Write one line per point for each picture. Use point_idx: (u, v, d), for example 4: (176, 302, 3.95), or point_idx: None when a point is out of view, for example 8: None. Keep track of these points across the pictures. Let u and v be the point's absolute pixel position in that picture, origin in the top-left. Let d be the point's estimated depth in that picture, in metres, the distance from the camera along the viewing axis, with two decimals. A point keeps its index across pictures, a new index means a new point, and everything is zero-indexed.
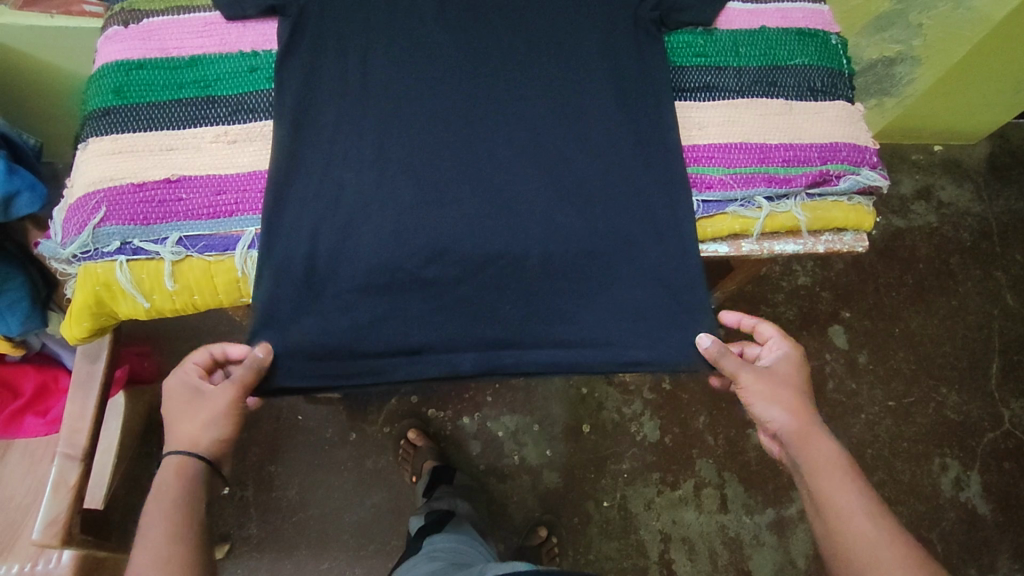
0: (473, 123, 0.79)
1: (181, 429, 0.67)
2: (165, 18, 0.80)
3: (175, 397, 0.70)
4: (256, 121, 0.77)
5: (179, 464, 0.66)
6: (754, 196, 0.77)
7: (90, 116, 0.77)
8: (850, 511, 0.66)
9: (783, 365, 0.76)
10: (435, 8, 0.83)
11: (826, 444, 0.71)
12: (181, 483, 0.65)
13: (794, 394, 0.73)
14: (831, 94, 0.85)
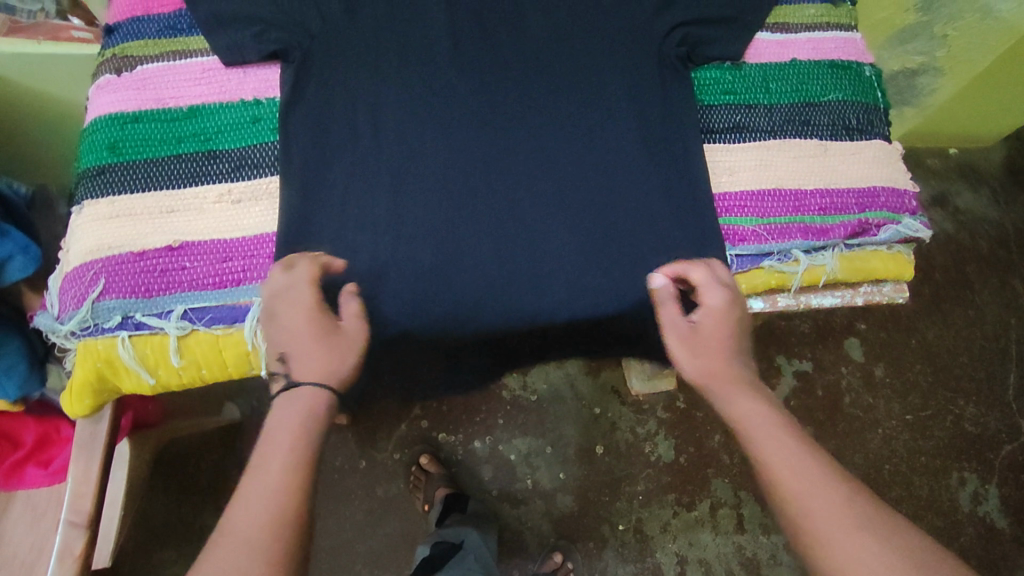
0: (491, 172, 0.75)
1: (323, 359, 0.60)
2: (162, 64, 0.76)
3: (283, 310, 0.61)
4: (262, 177, 0.72)
5: (301, 401, 0.58)
6: (790, 248, 0.72)
7: (85, 174, 0.72)
8: (801, 479, 0.57)
9: (725, 311, 0.67)
10: (447, 51, 0.79)
11: (762, 405, 0.63)
12: (304, 426, 0.57)
13: (725, 346, 0.66)
14: (867, 133, 0.80)
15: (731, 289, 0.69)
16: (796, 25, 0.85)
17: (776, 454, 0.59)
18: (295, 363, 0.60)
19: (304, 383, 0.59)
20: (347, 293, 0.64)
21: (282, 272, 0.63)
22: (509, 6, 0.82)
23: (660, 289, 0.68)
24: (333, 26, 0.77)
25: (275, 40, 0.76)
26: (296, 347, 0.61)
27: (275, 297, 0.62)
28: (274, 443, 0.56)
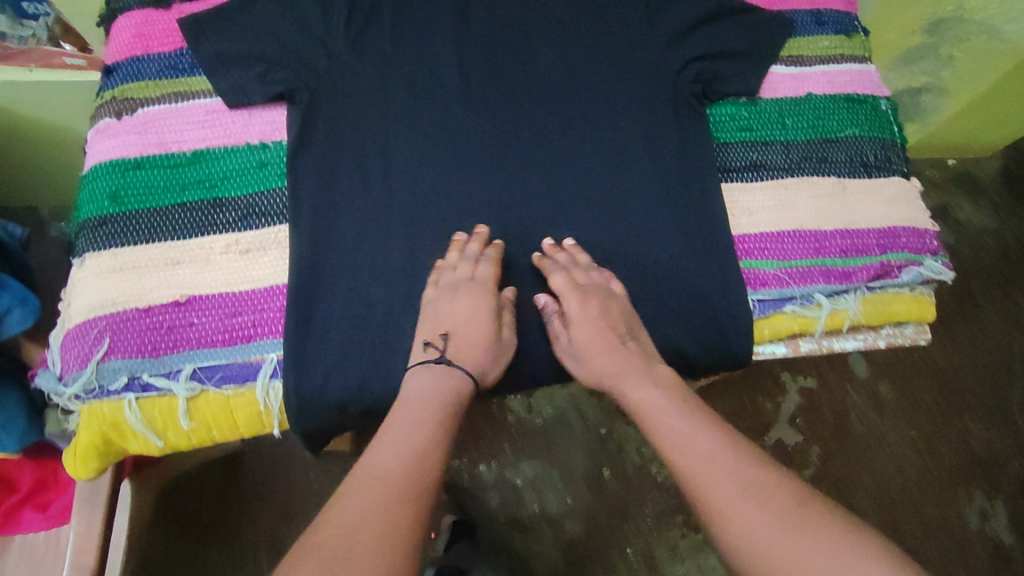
0: (506, 216, 0.73)
1: (484, 353, 0.66)
2: (164, 107, 0.74)
3: (465, 294, 0.66)
4: (270, 226, 0.70)
5: (451, 381, 0.62)
6: (813, 292, 0.71)
7: (85, 223, 0.69)
8: (688, 452, 0.58)
9: (586, 307, 0.67)
10: (458, 89, 0.78)
11: (648, 387, 0.64)
12: (453, 401, 0.61)
13: (606, 340, 0.67)
14: (886, 170, 0.79)
15: (595, 287, 0.69)
16: (811, 57, 0.84)
17: (667, 432, 0.60)
18: (457, 347, 0.65)
19: (464, 368, 0.63)
20: (507, 299, 0.70)
21: (471, 254, 0.69)
22: (519, 42, 0.81)
23: (558, 287, 0.68)
24: (342, 65, 0.76)
25: (282, 82, 0.74)
26: (464, 333, 0.65)
27: (461, 277, 0.67)
28: (421, 408, 0.59)
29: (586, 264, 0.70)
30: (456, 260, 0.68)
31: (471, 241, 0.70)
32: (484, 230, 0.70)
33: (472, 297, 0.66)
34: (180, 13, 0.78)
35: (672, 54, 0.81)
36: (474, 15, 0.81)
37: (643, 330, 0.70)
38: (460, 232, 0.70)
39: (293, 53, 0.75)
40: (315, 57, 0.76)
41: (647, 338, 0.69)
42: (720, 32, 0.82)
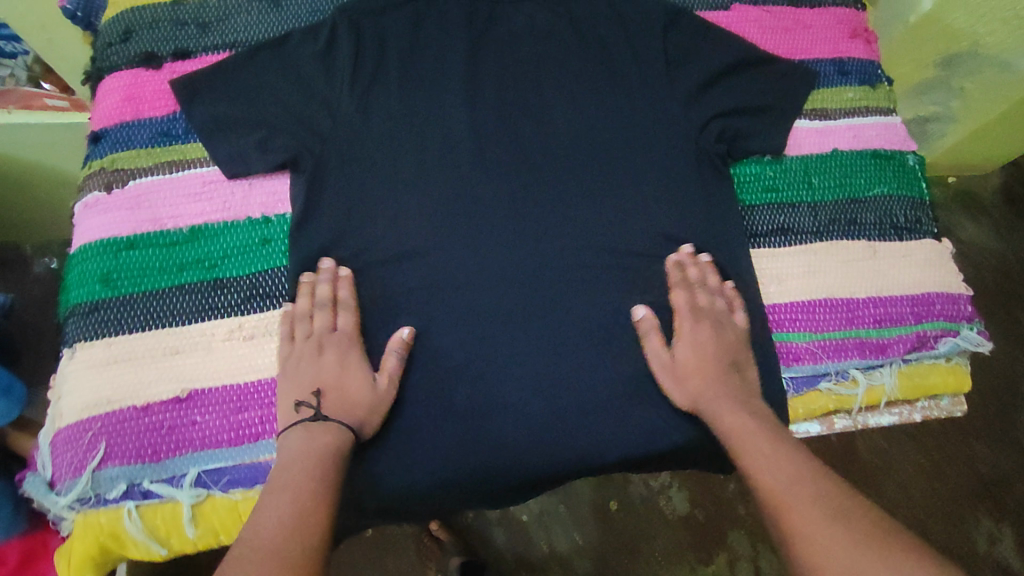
0: (524, 289, 0.69)
1: (335, 399, 0.60)
2: (157, 177, 0.69)
3: (329, 348, 0.63)
4: (276, 309, 0.66)
5: (319, 437, 0.57)
6: (848, 368, 0.69)
7: (74, 310, 0.64)
8: (776, 475, 0.56)
9: (696, 332, 0.67)
10: (469, 150, 0.74)
11: (741, 414, 0.62)
12: (325, 460, 0.55)
13: (712, 356, 0.66)
14: (916, 231, 0.76)
15: (715, 310, 0.68)
16: (836, 110, 0.81)
17: (751, 455, 0.58)
18: (328, 402, 0.60)
19: (328, 420, 0.58)
20: (399, 341, 0.65)
21: (688, 279, 0.69)
22: (532, 99, 0.77)
23: (679, 306, 0.68)
24: (348, 128, 0.72)
25: (284, 149, 0.69)
26: (337, 385, 0.61)
27: (316, 331, 0.63)
28: (286, 469, 0.54)
29: (715, 287, 0.69)
30: (306, 309, 0.64)
31: (337, 287, 0.66)
32: (330, 264, 0.66)
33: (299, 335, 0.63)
34: (173, 72, 0.73)
35: (691, 110, 0.77)
36: (485, 72, 0.78)
37: (751, 363, 0.67)
38: (306, 273, 0.66)
39: (297, 118, 0.71)
40: (319, 120, 0.72)
41: (753, 373, 0.66)
42: (740, 86, 0.79)
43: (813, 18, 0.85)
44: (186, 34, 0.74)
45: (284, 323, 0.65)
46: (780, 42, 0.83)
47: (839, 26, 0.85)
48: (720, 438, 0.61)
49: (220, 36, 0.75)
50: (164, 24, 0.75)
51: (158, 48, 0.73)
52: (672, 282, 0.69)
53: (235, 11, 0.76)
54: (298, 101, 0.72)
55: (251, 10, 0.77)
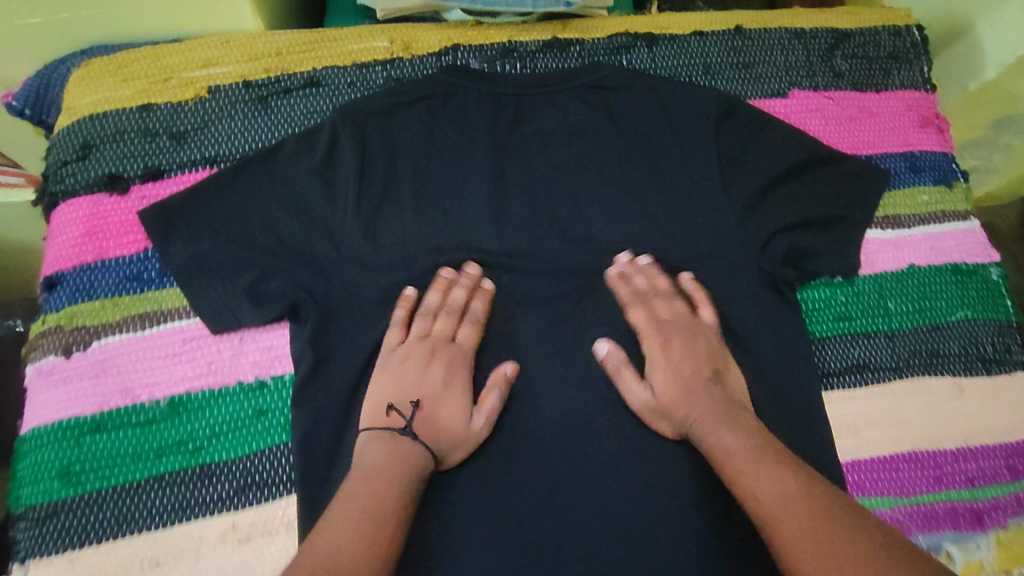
0: (570, 453, 0.58)
1: (431, 416, 0.56)
2: (126, 335, 0.57)
3: (439, 357, 0.59)
4: (274, 499, 0.55)
5: (405, 455, 0.52)
6: (941, 542, 0.60)
7: (24, 511, 0.53)
8: (770, 484, 0.50)
9: (669, 356, 0.60)
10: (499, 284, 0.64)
11: (732, 430, 0.54)
12: (411, 476, 0.51)
13: (686, 378, 0.59)
14: (1004, 363, 0.67)
15: (680, 322, 0.62)
16: (910, 218, 0.71)
17: (744, 480, 0.51)
18: (422, 417, 0.56)
19: (417, 439, 0.54)
20: (501, 376, 0.59)
21: (638, 291, 0.64)
22: (568, 214, 0.66)
23: (639, 324, 0.62)
24: (354, 261, 0.61)
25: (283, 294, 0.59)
26: (435, 403, 0.57)
27: (433, 334, 0.60)
28: (375, 483, 0.50)
29: (668, 288, 0.64)
30: (434, 306, 0.62)
31: (472, 300, 0.62)
32: (476, 271, 0.63)
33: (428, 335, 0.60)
34: (142, 198, 0.61)
35: (752, 223, 0.66)
36: (513, 182, 0.67)
37: (734, 371, 0.61)
38: (448, 268, 0.63)
39: (295, 253, 0.60)
40: (320, 254, 0.61)
41: (737, 379, 0.60)
42: (804, 192, 0.68)
43: (880, 103, 0.75)
44: (158, 148, 0.62)
45: (403, 326, 0.60)
46: (845, 135, 0.73)
47: (908, 113, 0.75)
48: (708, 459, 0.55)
49: (199, 149, 0.63)
50: (130, 136, 0.62)
51: (124, 169, 0.62)
52: (624, 298, 0.63)
53: (216, 116, 0.64)
54: (294, 231, 0.61)
55: (236, 114, 0.65)
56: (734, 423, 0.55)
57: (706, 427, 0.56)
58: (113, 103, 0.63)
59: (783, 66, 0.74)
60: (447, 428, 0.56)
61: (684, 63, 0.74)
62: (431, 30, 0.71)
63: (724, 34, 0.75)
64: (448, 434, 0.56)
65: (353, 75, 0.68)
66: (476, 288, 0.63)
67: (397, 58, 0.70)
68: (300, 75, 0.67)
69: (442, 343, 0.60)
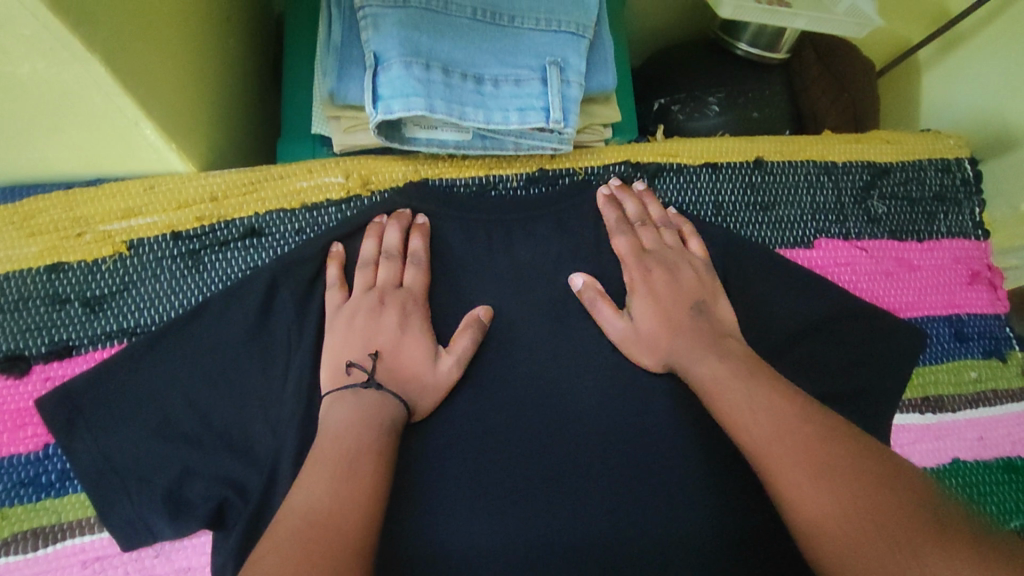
0: None
1: (397, 359, 0.51)
2: (13, 558, 0.49)
3: (391, 305, 0.53)
4: None
5: (370, 409, 0.47)
6: None
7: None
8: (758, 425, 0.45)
9: (652, 282, 0.56)
10: (466, 477, 0.50)
11: (721, 363, 0.50)
12: (383, 425, 0.47)
13: (670, 305, 0.55)
14: None
15: (664, 252, 0.57)
16: (953, 398, 0.61)
17: (732, 414, 0.46)
18: (383, 368, 0.50)
19: (381, 390, 0.49)
20: (474, 318, 0.54)
21: (628, 218, 0.59)
22: (555, 378, 0.53)
23: (622, 255, 0.57)
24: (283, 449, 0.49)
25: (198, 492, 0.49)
26: (396, 350, 0.51)
27: (379, 284, 0.54)
28: (339, 437, 0.45)
29: (660, 218, 0.60)
30: (372, 254, 0.56)
31: (411, 236, 0.56)
32: (408, 212, 0.57)
33: (372, 281, 0.55)
34: (46, 380, 0.53)
35: None
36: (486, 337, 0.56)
37: (722, 299, 0.56)
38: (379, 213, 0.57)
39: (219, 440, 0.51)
40: (251, 441, 0.51)
41: (727, 310, 0.56)
42: (826, 355, 0.59)
43: (923, 255, 0.64)
44: (68, 318, 0.54)
45: (343, 283, 0.55)
46: (881, 294, 0.62)
47: (955, 267, 0.64)
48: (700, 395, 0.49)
49: (116, 318, 0.54)
50: (36, 303, 0.54)
51: (26, 345, 0.53)
52: (609, 231, 0.59)
53: (138, 277, 0.55)
54: (223, 413, 0.52)
55: (161, 273, 0.56)
56: (720, 353, 0.51)
57: (692, 356, 0.51)
58: (17, 263, 0.55)
59: (809, 208, 0.63)
60: (415, 372, 0.51)
61: (692, 200, 0.62)
62: (395, 161, 0.60)
63: (741, 167, 0.63)
64: (417, 376, 0.51)
65: (301, 220, 0.58)
66: (411, 227, 0.57)
67: (354, 196, 0.59)
68: (239, 224, 0.57)
69: (391, 285, 0.54)
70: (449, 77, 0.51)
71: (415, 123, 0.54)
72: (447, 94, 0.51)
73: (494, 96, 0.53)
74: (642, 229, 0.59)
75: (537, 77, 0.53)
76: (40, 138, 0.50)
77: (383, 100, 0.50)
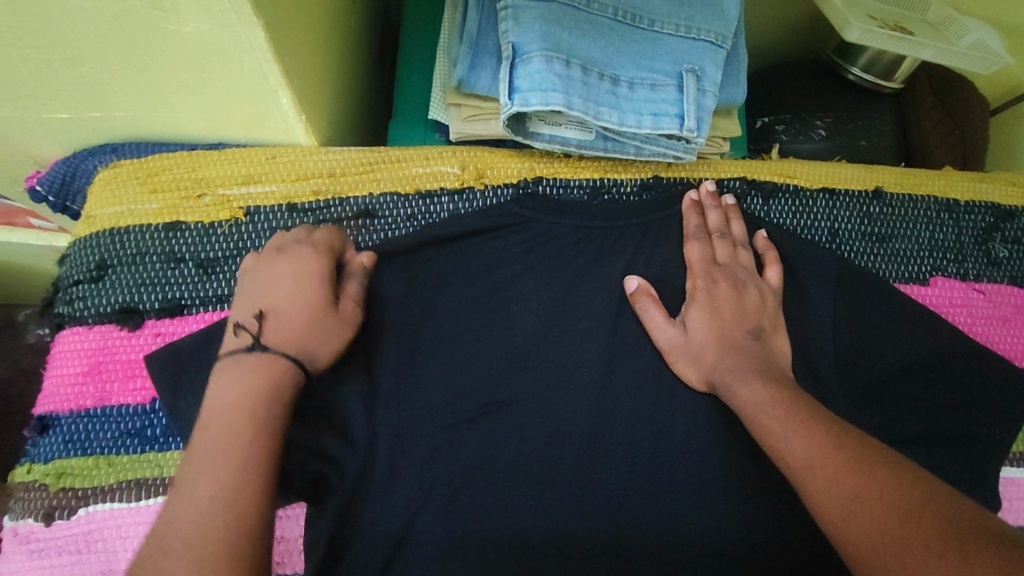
0: None
1: (269, 303, 0.46)
2: (117, 504, 0.49)
3: (284, 257, 0.49)
4: None
5: (259, 378, 0.42)
6: None
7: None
8: (836, 473, 0.42)
9: (713, 295, 0.55)
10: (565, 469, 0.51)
11: (806, 424, 0.46)
12: (267, 410, 0.41)
13: (731, 319, 0.54)
14: None
15: (736, 268, 0.56)
16: None
17: (769, 438, 0.47)
18: (271, 327, 0.45)
19: (267, 351, 0.44)
20: (358, 266, 0.51)
21: (707, 228, 0.58)
22: (652, 394, 0.54)
23: (693, 259, 0.57)
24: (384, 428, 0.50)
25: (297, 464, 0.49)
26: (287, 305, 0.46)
27: (279, 244, 0.50)
28: (214, 430, 0.40)
29: (741, 236, 0.58)
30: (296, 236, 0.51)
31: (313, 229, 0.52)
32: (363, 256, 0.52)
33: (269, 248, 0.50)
34: (156, 335, 0.53)
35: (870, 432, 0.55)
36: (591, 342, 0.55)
37: (783, 335, 0.55)
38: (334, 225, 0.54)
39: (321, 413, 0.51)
40: (350, 417, 0.51)
41: (784, 346, 0.54)
42: (931, 393, 0.56)
43: None
44: (181, 277, 0.54)
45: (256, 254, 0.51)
46: (995, 339, 0.60)
47: None
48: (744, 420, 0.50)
49: (227, 283, 0.55)
50: (152, 260, 0.55)
51: (140, 299, 0.54)
52: (686, 232, 0.58)
53: (252, 244, 0.56)
54: (326, 386, 0.51)
55: None
56: (767, 376, 0.50)
57: (736, 375, 0.51)
58: (137, 217, 0.55)
59: (927, 245, 0.61)
60: (293, 320, 0.46)
61: (806, 224, 0.61)
62: (511, 156, 0.60)
63: (859, 195, 0.62)
64: (311, 333, 0.46)
65: (414, 206, 0.58)
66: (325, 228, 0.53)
67: (468, 187, 0.59)
68: (353, 203, 0.57)
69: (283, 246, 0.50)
70: (586, 76, 0.51)
71: (540, 119, 0.54)
72: (584, 92, 0.51)
73: (628, 98, 0.52)
74: (722, 235, 0.58)
75: (673, 83, 0.52)
76: (181, 98, 0.51)
77: (519, 91, 0.50)
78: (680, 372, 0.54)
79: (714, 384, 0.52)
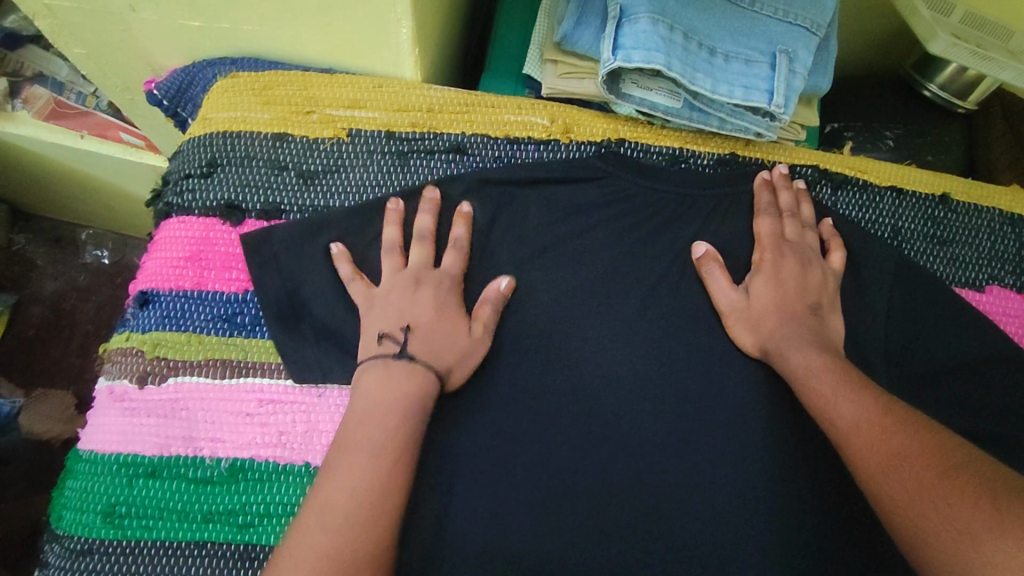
0: None
1: (399, 312, 0.53)
2: (203, 379, 0.54)
3: (426, 284, 0.54)
4: None
5: (402, 380, 0.49)
6: None
7: (62, 535, 0.51)
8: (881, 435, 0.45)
9: (777, 267, 0.58)
10: (620, 408, 0.54)
11: (855, 390, 0.49)
12: (408, 430, 0.47)
13: (791, 292, 0.57)
14: None
15: (802, 245, 0.59)
16: None
17: (821, 401, 0.50)
18: (416, 338, 0.52)
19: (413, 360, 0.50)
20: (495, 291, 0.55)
21: (777, 205, 0.61)
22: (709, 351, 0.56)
23: (761, 231, 0.59)
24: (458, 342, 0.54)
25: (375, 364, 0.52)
26: (428, 324, 0.53)
27: (414, 266, 0.55)
28: (366, 437, 0.46)
29: (808, 217, 0.61)
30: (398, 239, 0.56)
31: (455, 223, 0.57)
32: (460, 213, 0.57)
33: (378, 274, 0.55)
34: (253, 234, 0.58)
35: None
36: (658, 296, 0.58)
37: (838, 316, 0.57)
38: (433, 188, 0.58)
39: None
40: None
41: (839, 327, 0.56)
42: (978, 393, 0.58)
43: None
44: (284, 184, 0.59)
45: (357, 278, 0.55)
46: None
47: None
48: (794, 385, 0.52)
49: (325, 195, 0.59)
50: (259, 164, 0.59)
51: (243, 199, 0.58)
52: (757, 207, 0.61)
53: (349, 163, 0.60)
54: None
55: (371, 164, 0.60)
56: (821, 346, 0.53)
57: (790, 343, 0.54)
58: (249, 125, 0.60)
59: (986, 253, 0.64)
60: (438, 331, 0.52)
61: (872, 217, 0.63)
62: (598, 117, 0.63)
63: (927, 198, 0.64)
64: (454, 353, 0.52)
65: (501, 149, 0.62)
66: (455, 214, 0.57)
67: (554, 139, 0.63)
68: (446, 138, 0.61)
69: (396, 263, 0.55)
70: (687, 42, 0.54)
71: (634, 80, 0.57)
72: (683, 56, 0.54)
73: (723, 68, 0.55)
74: (790, 213, 0.60)
75: (766, 60, 0.55)
76: (309, 18, 0.56)
77: (623, 48, 0.53)
78: (735, 336, 0.56)
79: (767, 348, 0.55)
